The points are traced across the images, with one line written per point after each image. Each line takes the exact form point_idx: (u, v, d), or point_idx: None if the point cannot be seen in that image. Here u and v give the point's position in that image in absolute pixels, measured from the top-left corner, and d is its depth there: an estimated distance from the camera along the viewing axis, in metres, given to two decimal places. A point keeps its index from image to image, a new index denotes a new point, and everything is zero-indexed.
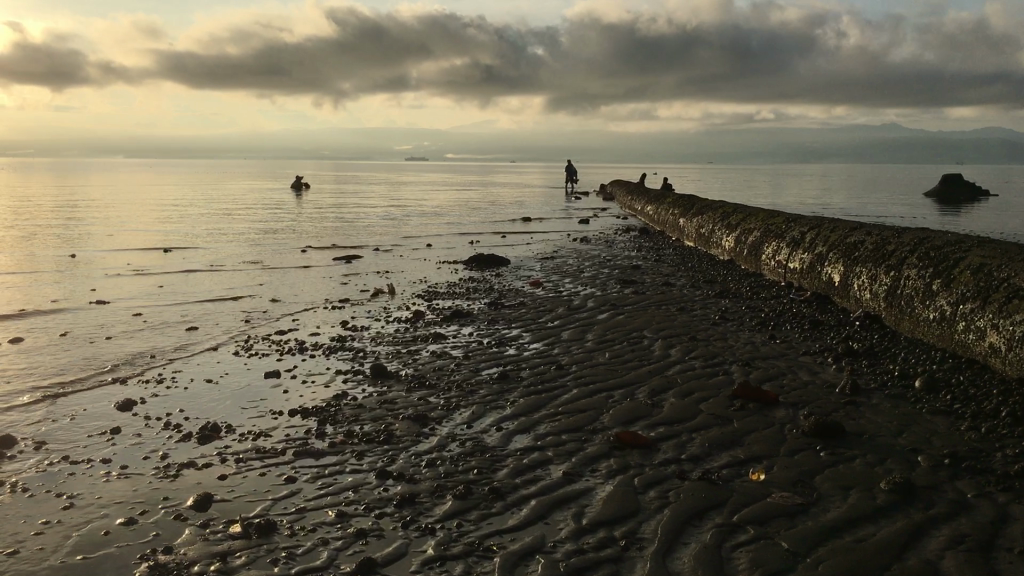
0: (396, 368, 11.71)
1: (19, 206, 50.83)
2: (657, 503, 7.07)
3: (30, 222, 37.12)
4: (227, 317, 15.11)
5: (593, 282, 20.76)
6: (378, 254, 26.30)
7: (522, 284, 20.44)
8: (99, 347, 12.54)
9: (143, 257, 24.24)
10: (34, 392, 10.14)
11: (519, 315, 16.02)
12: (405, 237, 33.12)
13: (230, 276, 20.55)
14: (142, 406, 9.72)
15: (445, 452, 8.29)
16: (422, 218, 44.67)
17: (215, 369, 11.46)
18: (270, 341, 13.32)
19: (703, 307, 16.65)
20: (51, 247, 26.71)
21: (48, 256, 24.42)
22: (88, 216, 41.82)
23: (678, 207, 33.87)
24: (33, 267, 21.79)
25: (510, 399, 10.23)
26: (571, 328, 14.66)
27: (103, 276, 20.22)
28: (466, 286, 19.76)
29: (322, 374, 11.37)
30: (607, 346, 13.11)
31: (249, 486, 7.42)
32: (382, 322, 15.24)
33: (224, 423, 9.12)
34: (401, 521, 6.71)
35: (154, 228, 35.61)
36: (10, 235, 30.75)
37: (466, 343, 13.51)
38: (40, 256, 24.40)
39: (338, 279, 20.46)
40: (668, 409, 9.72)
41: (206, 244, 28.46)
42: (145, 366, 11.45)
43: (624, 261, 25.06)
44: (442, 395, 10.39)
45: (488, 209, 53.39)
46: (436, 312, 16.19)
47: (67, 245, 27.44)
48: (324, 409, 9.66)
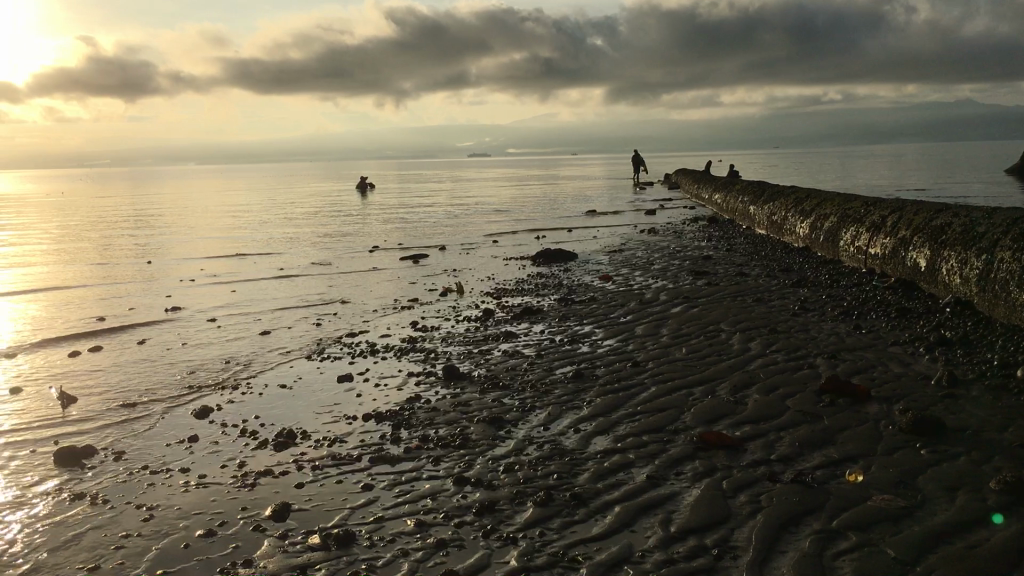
0: (469, 369, 11.52)
1: (96, 216, 52.35)
2: (749, 509, 6.72)
3: (107, 232, 38.06)
4: (298, 321, 15.13)
5: (664, 273, 20.32)
6: (445, 253, 26.24)
7: (591, 279, 20.11)
8: (175, 356, 12.64)
9: (216, 264, 24.59)
10: (113, 403, 10.22)
11: (590, 310, 15.71)
12: (471, 235, 33.05)
13: (300, 280, 20.67)
14: (218, 413, 9.71)
15: (524, 456, 8.05)
16: (488, 215, 44.60)
17: (288, 374, 11.42)
18: (341, 344, 13.25)
19: (780, 297, 16.10)
20: (127, 256, 27.29)
21: (125, 265, 24.94)
22: (162, 224, 42.73)
23: (748, 194, 33.10)
24: (112, 277, 22.26)
25: (587, 398, 9.95)
26: (645, 322, 14.29)
27: (178, 284, 20.53)
28: (535, 283, 19.52)
29: (395, 376, 11.24)
30: (683, 341, 12.71)
31: (326, 495, 7.28)
32: (452, 321, 15.08)
33: (298, 429, 9.02)
34: (482, 530, 6.49)
35: (225, 233, 36.19)
36: (88, 246, 31.55)
37: (538, 341, 13.27)
38: (117, 266, 24.93)
39: (407, 279, 20.41)
40: (753, 407, 9.33)
41: (276, 249, 28.77)
42: (220, 373, 11.48)
43: (695, 252, 24.51)
44: (516, 396, 10.16)
45: (553, 203, 53.08)
46: (507, 309, 15.97)
47: (142, 254, 27.99)
48: (398, 413, 9.51)
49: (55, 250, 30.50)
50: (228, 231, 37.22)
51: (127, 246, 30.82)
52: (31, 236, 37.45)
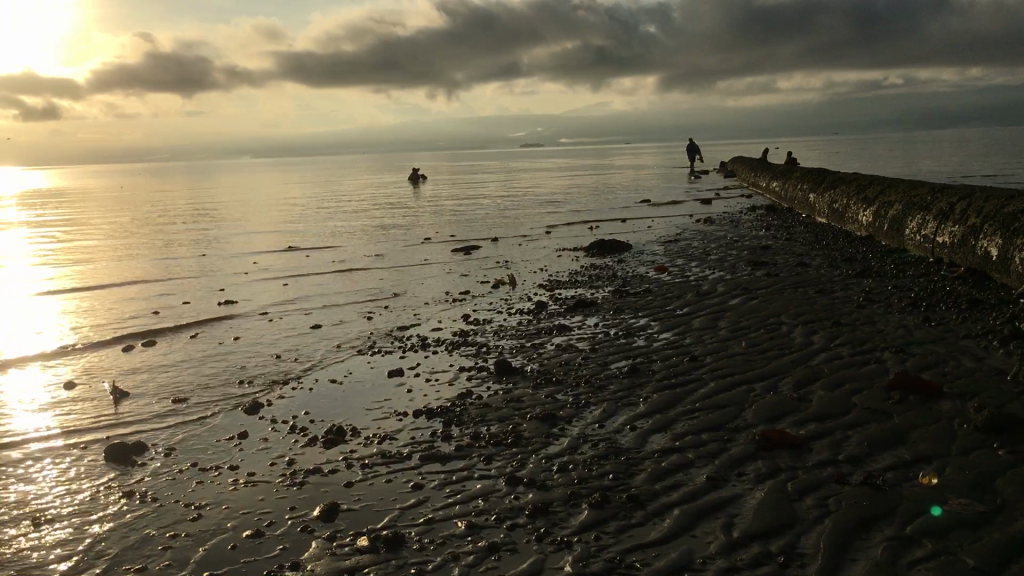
0: (521, 363, 11.29)
1: (156, 211, 53.26)
2: (816, 513, 6.39)
3: (165, 227, 38.67)
4: (351, 316, 15.07)
5: (721, 264, 19.87)
6: (497, 245, 26.05)
7: (646, 270, 19.74)
8: (228, 351, 12.65)
9: (270, 258, 24.74)
10: (165, 399, 10.23)
11: (645, 302, 15.37)
12: (524, 226, 32.81)
13: (352, 273, 20.66)
14: (269, 409, 9.63)
15: (578, 455, 7.80)
16: (540, 206, 44.31)
17: (339, 370, 11.32)
18: (393, 338, 13.13)
19: (843, 288, 15.57)
20: (184, 252, 27.65)
21: (182, 260, 25.23)
22: (219, 218, 43.31)
23: (807, 182, 32.33)
24: (169, 273, 22.51)
25: (643, 394, 9.65)
26: (702, 315, 13.91)
27: (233, 279, 20.67)
28: (589, 274, 19.21)
29: (446, 371, 11.06)
30: (742, 334, 12.32)
31: (376, 494, 7.11)
32: (505, 314, 14.88)
33: (348, 426, 8.89)
34: (534, 533, 6.25)
35: (280, 227, 36.52)
36: (147, 241, 32.06)
37: (592, 334, 12.99)
38: (174, 261, 25.24)
39: (459, 271, 20.27)
40: (817, 404, 8.94)
41: (329, 242, 28.87)
42: (271, 369, 11.43)
43: (753, 241, 23.98)
44: (570, 391, 9.91)
45: (606, 192, 52.61)
46: (560, 302, 15.71)
47: (198, 249, 28.33)
48: (449, 409, 9.32)
49: (115, 245, 31.07)
50: (282, 225, 37.53)
51: (183, 241, 31.23)
52: (93, 232, 38.22)
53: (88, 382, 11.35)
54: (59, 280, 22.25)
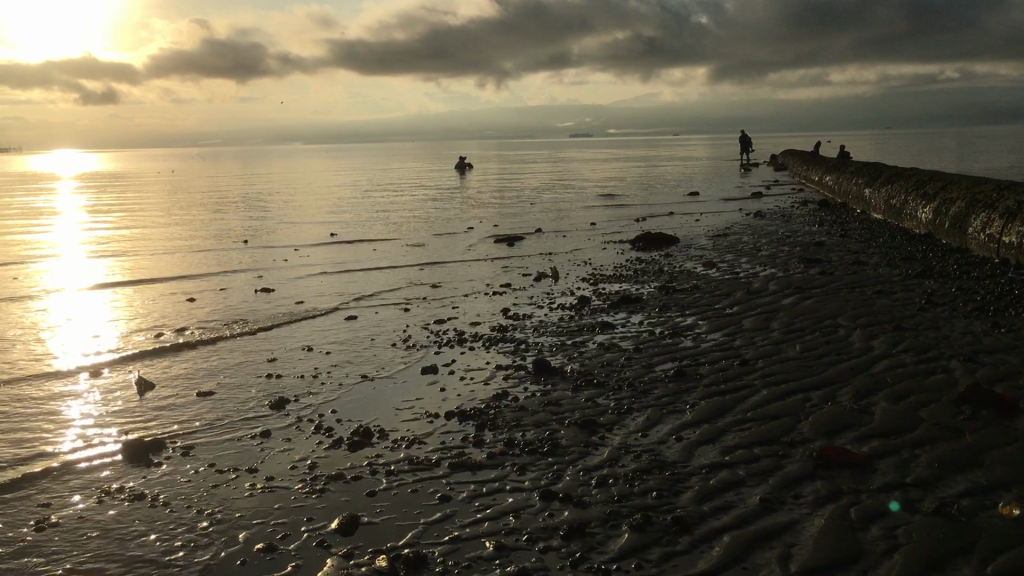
0: (561, 363, 10.71)
1: (202, 196, 53.37)
2: (884, 546, 5.73)
3: (210, 214, 38.63)
4: (386, 309, 14.58)
5: (772, 260, 19.08)
6: (541, 236, 25.44)
7: (694, 265, 19.01)
8: (259, 345, 12.26)
9: (311, 248, 24.50)
10: (189, 393, 9.87)
11: (693, 300, 14.69)
12: (569, 218, 32.12)
13: (391, 265, 20.21)
14: (295, 406, 9.20)
15: (620, 468, 7.21)
16: (586, 197, 43.51)
17: (371, 366, 10.86)
18: (428, 333, 12.64)
19: (903, 289, 14.74)
20: (227, 239, 27.59)
21: (222, 249, 25.03)
22: (264, 206, 43.37)
23: (863, 176, 31.18)
24: (209, 261, 22.26)
25: (691, 401, 9.02)
26: (753, 315, 13.19)
27: (271, 269, 20.32)
28: (634, 269, 18.54)
29: (482, 370, 10.52)
30: (796, 337, 11.60)
31: (400, 505, 6.61)
32: (545, 309, 14.29)
33: (376, 427, 8.41)
34: (569, 558, 5.70)
35: (323, 216, 36.22)
36: (191, 228, 31.95)
37: (636, 333, 12.36)
38: (215, 249, 25.04)
39: (500, 263, 19.70)
40: (880, 418, 8.23)
41: (371, 232, 28.49)
42: (300, 364, 11.00)
43: (806, 237, 23.08)
44: (612, 396, 9.30)
45: (653, 185, 51.60)
46: (603, 297, 15.10)
47: (241, 236, 28.23)
48: (482, 412, 8.78)
49: (160, 232, 31.21)
50: (327, 213, 37.51)
51: (227, 229, 31.24)
52: (140, 217, 38.47)
53: (116, 372, 11.11)
54: (101, 266, 22.27)
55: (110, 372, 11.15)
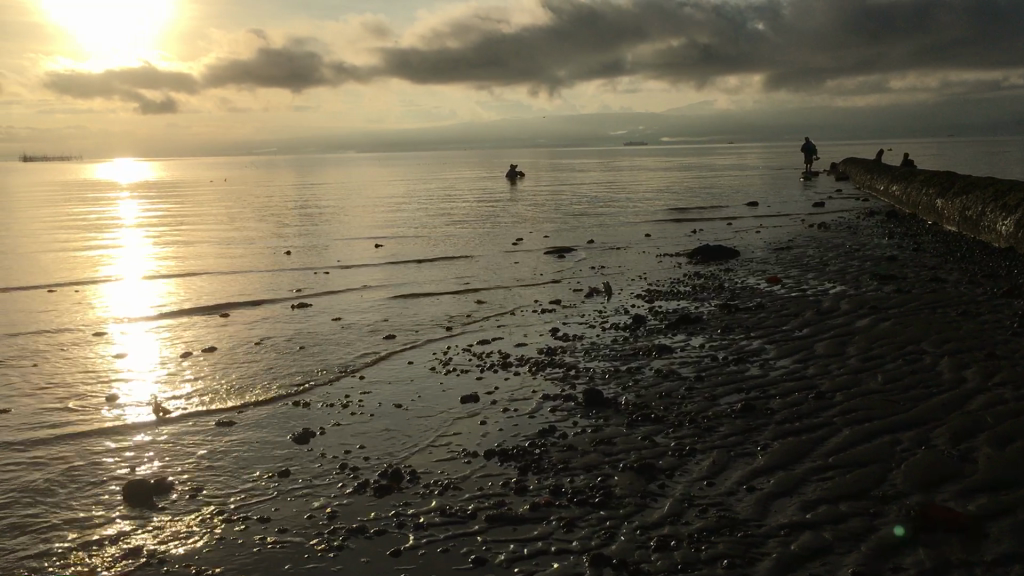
0: (614, 393, 9.74)
1: (255, 209, 53.40)
2: None
3: (259, 229, 38.37)
4: (427, 330, 13.77)
5: (841, 276, 17.85)
6: (593, 250, 24.49)
7: (756, 281, 17.89)
8: (291, 369, 11.54)
9: (357, 265, 23.88)
10: (209, 424, 9.17)
11: (759, 320, 13.60)
12: (622, 230, 31.09)
13: (437, 283, 19.43)
14: (322, 440, 8.41)
15: (683, 527, 6.22)
16: (639, 208, 42.35)
17: (407, 393, 10.05)
18: (471, 355, 11.78)
19: (991, 310, 13.44)
20: (277, 255, 27.33)
21: (267, 266, 24.54)
22: (314, 219, 43.18)
23: (933, 186, 29.59)
24: (252, 281, 21.75)
25: (762, 443, 7.99)
26: (826, 339, 12.04)
27: (314, 288, 19.67)
28: (692, 284, 17.49)
29: (528, 399, 9.60)
30: (876, 366, 10.44)
31: (427, 568, 5.72)
32: (598, 329, 13.32)
33: (407, 468, 7.55)
34: None
35: (372, 230, 35.66)
36: (240, 245, 31.64)
37: (696, 358, 11.33)
38: (260, 267, 24.56)
39: (550, 279, 18.80)
40: (986, 467, 7.08)
41: (419, 248, 27.80)
42: (331, 392, 10.22)
43: (876, 251, 21.73)
44: (672, 434, 8.31)
45: (711, 194, 50.21)
46: (660, 316, 14.09)
47: (291, 253, 27.98)
48: (526, 452, 7.84)
49: (209, 247, 31.00)
50: (379, 227, 37.23)
51: (277, 244, 31.05)
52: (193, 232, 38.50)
53: (144, 396, 10.55)
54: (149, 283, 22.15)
55: (136, 395, 10.58)
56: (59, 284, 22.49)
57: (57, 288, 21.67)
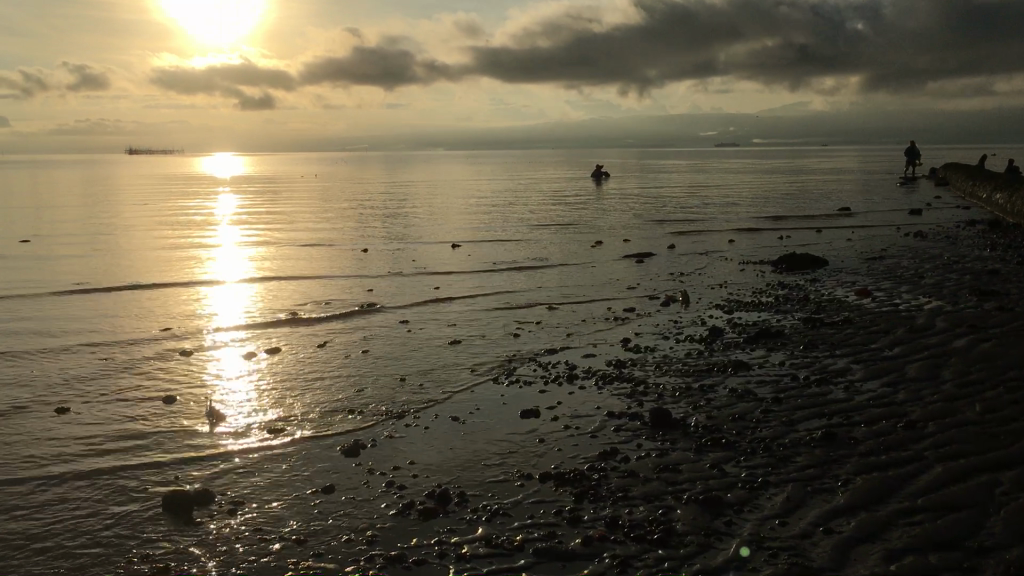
0: (683, 413, 9.15)
1: (340, 207, 53.89)
2: None
3: (340, 228, 38.54)
4: (493, 335, 13.36)
5: (938, 291, 16.72)
6: (674, 255, 23.73)
7: (845, 293, 16.91)
8: (350, 370, 11.26)
9: (432, 267, 23.64)
10: (260, 425, 8.95)
11: (846, 338, 12.72)
12: (705, 235, 30.10)
13: (509, 287, 19.00)
14: (372, 453, 8.09)
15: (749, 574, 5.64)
16: (726, 212, 41.09)
17: (466, 406, 9.66)
18: (536, 366, 11.33)
19: None
20: (355, 257, 27.40)
21: (342, 267, 24.50)
22: (395, 218, 43.26)
23: None
24: (326, 278, 21.69)
25: (843, 478, 7.30)
26: (918, 361, 11.13)
27: (386, 287, 19.48)
28: (775, 295, 16.64)
29: (591, 416, 9.10)
30: (974, 393, 9.53)
31: None
32: (672, 341, 12.70)
33: (457, 489, 7.13)
34: None
35: (452, 231, 35.50)
36: (321, 244, 31.79)
37: (775, 377, 10.62)
38: (336, 266, 24.55)
39: (625, 286, 18.19)
40: None
41: (496, 252, 27.38)
42: (387, 400, 9.90)
43: (977, 263, 20.38)
44: (743, 463, 7.69)
45: (802, 199, 48.49)
46: (738, 329, 13.39)
47: (369, 254, 28.00)
48: (583, 477, 7.36)
49: (290, 246, 31.22)
50: (459, 228, 37.01)
51: (357, 245, 31.16)
52: (277, 229, 38.95)
53: (217, 389, 10.38)
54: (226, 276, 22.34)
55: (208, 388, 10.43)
56: (141, 274, 22.93)
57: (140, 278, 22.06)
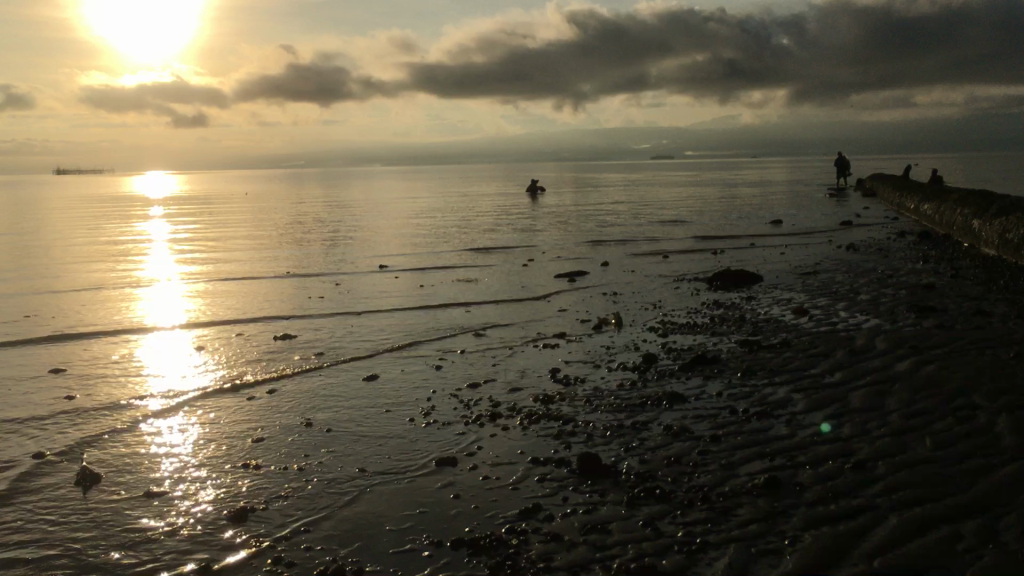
0: (615, 457, 8.33)
1: (270, 230, 52.51)
2: None
3: (265, 256, 37.28)
4: (412, 370, 12.47)
5: (875, 308, 16.22)
6: (607, 275, 23.11)
7: (782, 312, 16.35)
8: (250, 418, 10.33)
9: (357, 298, 22.68)
10: (138, 493, 8.02)
11: (785, 363, 12.06)
12: (639, 253, 29.62)
13: (433, 318, 18.15)
14: (262, 524, 7.16)
15: None
16: (659, 228, 40.82)
17: (375, 456, 8.72)
18: (457, 404, 10.44)
19: None
20: (281, 290, 26.30)
21: (263, 301, 23.46)
22: (324, 242, 42.11)
23: (968, 206, 27.80)
24: (243, 315, 20.63)
25: (790, 535, 6.53)
26: (862, 389, 10.48)
27: (305, 323, 18.51)
28: (710, 315, 16.02)
29: (514, 464, 8.22)
30: (924, 425, 8.85)
31: None
32: (604, 370, 11.92)
33: (353, 568, 6.23)
34: None
35: (383, 255, 34.53)
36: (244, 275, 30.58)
37: (713, 410, 9.88)
38: (258, 301, 23.50)
39: (555, 310, 17.45)
40: None
41: (425, 278, 26.52)
42: (289, 452, 8.97)
43: (911, 277, 20.02)
44: (680, 518, 6.89)
45: (735, 213, 48.57)
46: (673, 355, 12.67)
47: (291, 286, 26.95)
48: (501, 543, 6.50)
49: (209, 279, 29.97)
50: (390, 251, 36.03)
51: (285, 275, 30.09)
52: (200, 257, 37.53)
53: (108, 447, 9.41)
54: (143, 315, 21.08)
55: (141, 445, 9.49)
56: (46, 316, 21.63)
57: (47, 321, 20.73)
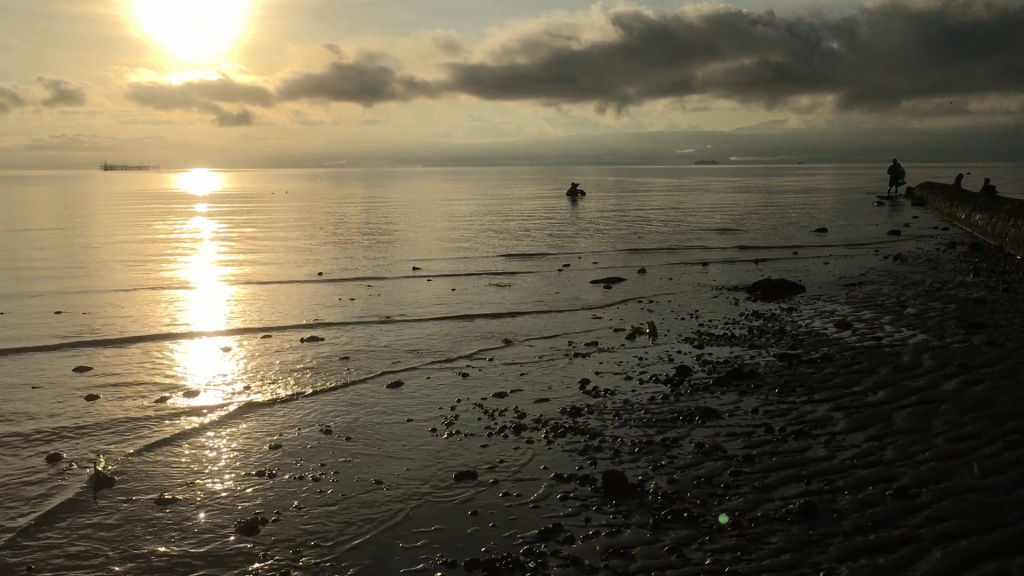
0: (642, 476, 7.98)
1: (312, 231, 52.74)
2: None
3: (304, 257, 37.40)
4: (439, 379, 12.22)
5: (922, 322, 15.64)
6: (645, 283, 22.72)
7: (823, 325, 15.84)
8: (272, 426, 10.15)
9: (391, 304, 22.56)
10: (152, 500, 7.87)
11: (825, 379, 11.59)
12: (679, 261, 29.17)
13: (466, 325, 17.93)
14: (273, 537, 6.93)
15: None
16: (701, 236, 40.26)
17: (393, 467, 8.47)
18: (482, 414, 10.15)
19: None
20: (318, 293, 26.29)
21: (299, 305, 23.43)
22: (364, 245, 42.15)
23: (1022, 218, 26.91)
24: (278, 318, 20.57)
25: (826, 567, 6.13)
26: (906, 409, 10.00)
27: (337, 328, 18.39)
28: (748, 327, 15.58)
29: (536, 480, 7.91)
30: (973, 450, 8.37)
31: None
32: (635, 382, 11.56)
33: None
34: None
35: (421, 259, 34.41)
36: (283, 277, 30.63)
37: (747, 427, 9.48)
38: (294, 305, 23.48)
39: (588, 319, 17.10)
40: None
41: (462, 284, 26.32)
42: (307, 461, 8.76)
43: (961, 290, 19.35)
44: (709, 545, 6.53)
45: (780, 221, 47.76)
46: (708, 367, 12.26)
47: (328, 289, 26.93)
48: (518, 565, 6.20)
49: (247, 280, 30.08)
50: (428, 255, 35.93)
51: (323, 277, 30.11)
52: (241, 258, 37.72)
53: (127, 452, 9.30)
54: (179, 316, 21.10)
55: (160, 450, 9.37)
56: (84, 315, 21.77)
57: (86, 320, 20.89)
